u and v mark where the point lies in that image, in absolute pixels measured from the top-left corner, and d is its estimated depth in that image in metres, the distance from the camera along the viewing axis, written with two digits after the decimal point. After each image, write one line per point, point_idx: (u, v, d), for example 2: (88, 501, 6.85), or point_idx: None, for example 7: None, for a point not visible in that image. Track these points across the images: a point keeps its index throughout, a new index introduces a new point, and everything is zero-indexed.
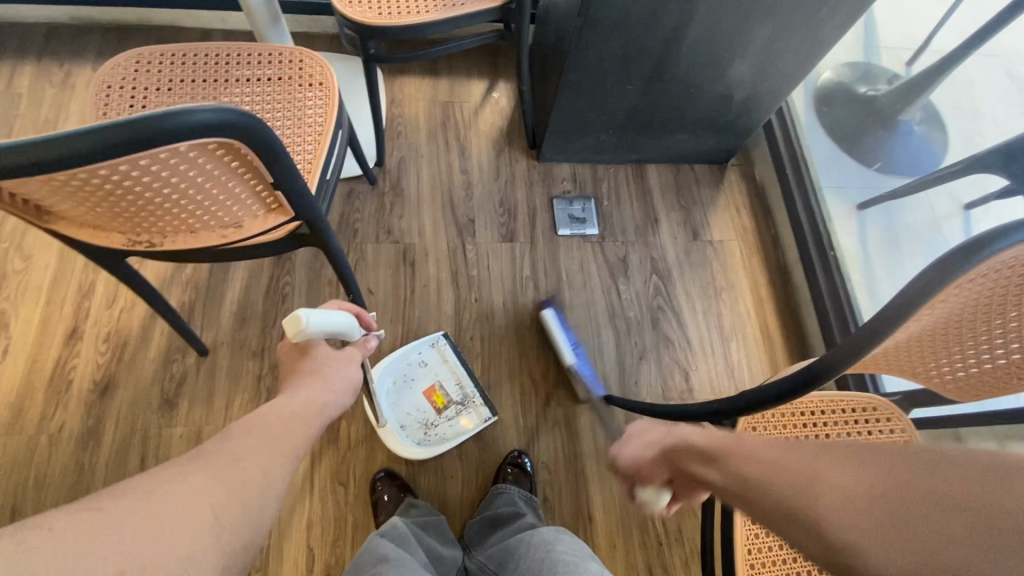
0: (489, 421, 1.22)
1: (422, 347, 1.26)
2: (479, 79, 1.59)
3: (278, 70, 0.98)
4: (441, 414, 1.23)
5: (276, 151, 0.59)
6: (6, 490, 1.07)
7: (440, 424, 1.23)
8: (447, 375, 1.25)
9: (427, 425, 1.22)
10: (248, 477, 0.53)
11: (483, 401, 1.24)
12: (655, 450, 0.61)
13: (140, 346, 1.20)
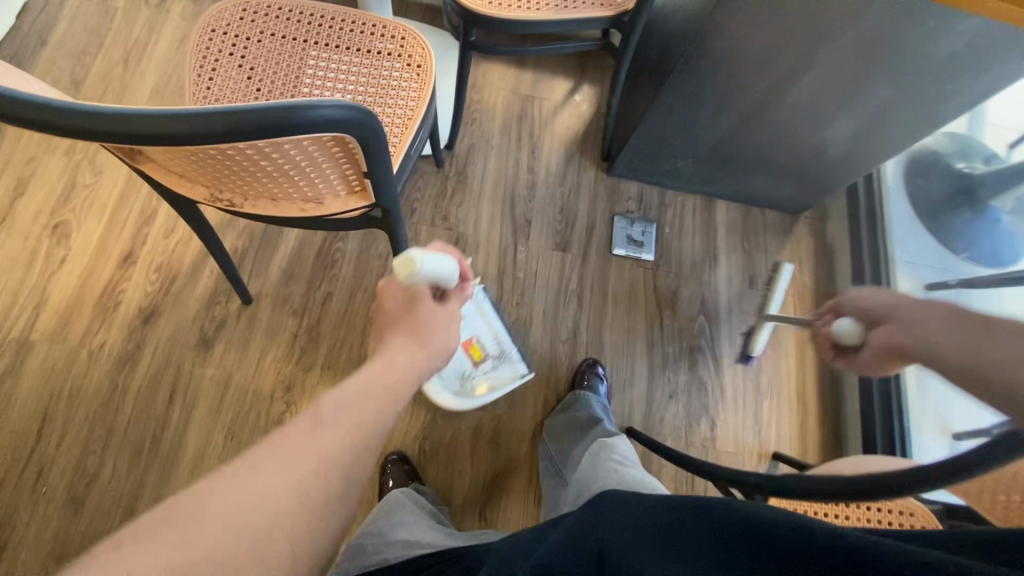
0: (526, 376, 1.20)
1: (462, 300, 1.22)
2: (563, 79, 1.55)
3: (380, 45, 0.96)
4: (478, 366, 1.19)
5: (380, 146, 0.59)
6: (41, 395, 1.11)
7: (477, 375, 1.18)
8: (484, 328, 1.21)
9: (465, 377, 1.18)
10: (310, 469, 0.48)
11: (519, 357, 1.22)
12: (875, 300, 0.71)
13: (188, 283, 1.22)
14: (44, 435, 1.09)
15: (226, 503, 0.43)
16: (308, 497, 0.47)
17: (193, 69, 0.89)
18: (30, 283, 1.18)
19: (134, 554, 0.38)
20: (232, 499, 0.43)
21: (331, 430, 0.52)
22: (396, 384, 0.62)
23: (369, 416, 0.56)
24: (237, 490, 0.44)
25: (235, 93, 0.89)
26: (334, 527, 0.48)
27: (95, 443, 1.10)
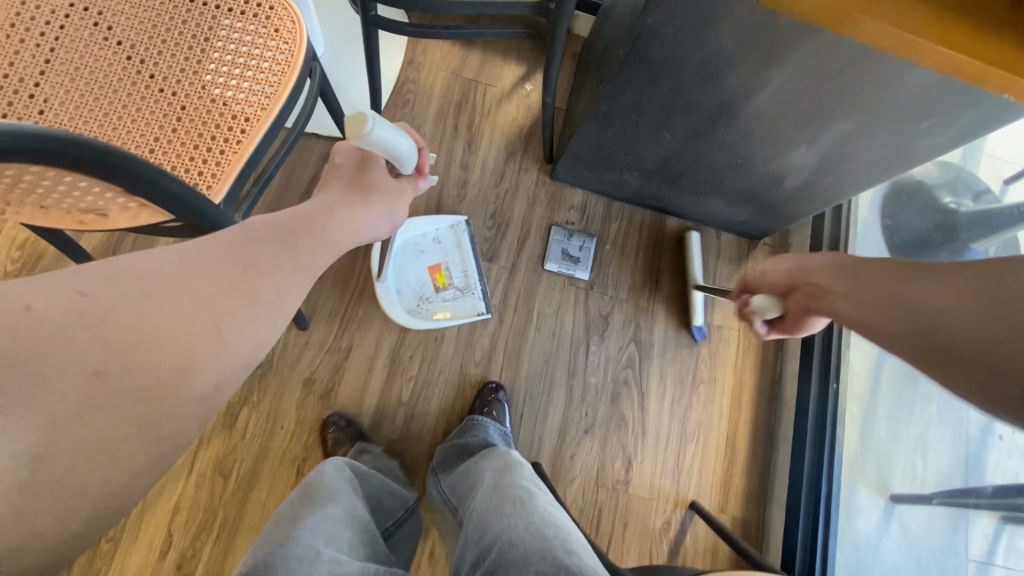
0: (481, 316, 1.20)
1: (442, 226, 1.22)
2: (514, 64, 1.38)
3: (262, 23, 0.80)
4: (439, 292, 1.21)
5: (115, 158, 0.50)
6: None
7: (435, 301, 1.20)
8: (456, 260, 1.23)
9: (422, 299, 1.20)
10: (228, 266, 0.47)
11: (481, 296, 1.22)
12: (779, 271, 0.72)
13: (54, 265, 1.09)
14: None
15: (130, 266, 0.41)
16: (228, 301, 0.45)
17: (26, 13, 0.75)
18: None
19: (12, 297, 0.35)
20: (151, 272, 0.42)
21: (261, 250, 0.51)
22: (337, 224, 0.63)
23: (304, 251, 0.55)
24: (160, 270, 0.43)
25: (73, 50, 0.75)
26: (257, 340, 0.46)
27: None
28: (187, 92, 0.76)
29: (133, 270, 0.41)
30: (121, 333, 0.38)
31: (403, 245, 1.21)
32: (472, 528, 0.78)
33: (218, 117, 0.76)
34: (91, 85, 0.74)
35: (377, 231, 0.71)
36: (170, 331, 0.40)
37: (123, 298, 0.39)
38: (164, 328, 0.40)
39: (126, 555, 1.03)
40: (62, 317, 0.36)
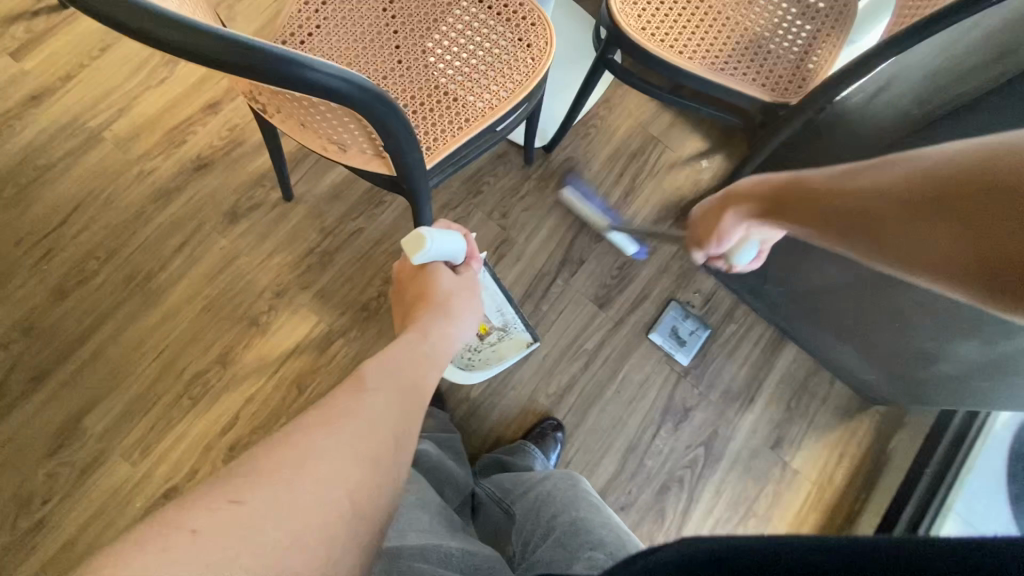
0: (532, 346, 1.21)
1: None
2: (700, 138, 1.39)
3: (518, 36, 0.90)
4: (483, 338, 1.20)
5: (394, 124, 0.59)
6: (89, 186, 1.22)
7: (482, 348, 1.20)
8: (486, 301, 1.20)
9: (470, 350, 1.19)
10: (363, 426, 0.52)
11: (523, 328, 1.22)
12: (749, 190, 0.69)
13: (249, 154, 1.26)
14: (70, 219, 1.20)
15: (278, 461, 0.45)
16: (358, 452, 0.50)
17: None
18: (128, 88, 1.27)
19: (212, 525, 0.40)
20: (304, 456, 0.47)
21: (362, 388, 0.56)
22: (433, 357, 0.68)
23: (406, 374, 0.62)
24: (289, 451, 0.46)
25: (364, 6, 0.89)
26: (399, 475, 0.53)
27: (104, 250, 1.18)
28: (432, 71, 0.87)
29: (257, 468, 0.44)
30: (282, 524, 0.42)
31: None
32: (547, 508, 0.82)
33: (449, 100, 0.85)
34: (364, 36, 0.88)
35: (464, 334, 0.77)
36: (337, 500, 0.46)
37: (264, 499, 0.42)
38: (310, 507, 0.44)
39: (194, 417, 1.13)
40: (256, 517, 0.41)
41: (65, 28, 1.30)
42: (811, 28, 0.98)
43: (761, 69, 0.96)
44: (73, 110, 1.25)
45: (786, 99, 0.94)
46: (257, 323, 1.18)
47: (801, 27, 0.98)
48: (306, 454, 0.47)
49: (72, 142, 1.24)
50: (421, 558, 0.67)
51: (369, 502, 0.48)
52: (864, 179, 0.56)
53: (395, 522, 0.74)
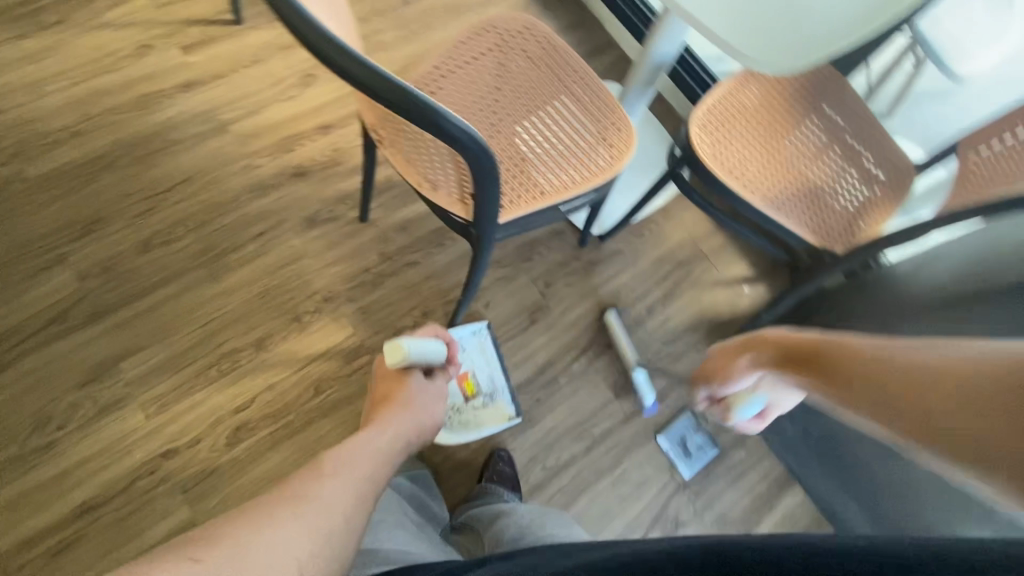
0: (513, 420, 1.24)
1: (466, 336, 1.28)
2: (746, 265, 1.46)
3: (603, 136, 1.02)
4: (469, 400, 1.24)
5: (488, 182, 0.69)
6: (201, 164, 1.38)
7: (466, 410, 1.23)
8: (482, 365, 1.27)
9: (452, 409, 1.22)
10: (321, 505, 0.60)
11: (510, 400, 1.26)
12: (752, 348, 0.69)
13: (341, 175, 1.43)
14: (176, 188, 1.35)
15: (242, 527, 0.53)
16: (314, 527, 0.57)
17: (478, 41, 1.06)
18: (261, 97, 1.48)
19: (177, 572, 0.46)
20: (263, 522, 0.55)
21: (314, 484, 0.63)
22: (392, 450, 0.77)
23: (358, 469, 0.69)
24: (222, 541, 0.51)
25: (481, 79, 1.04)
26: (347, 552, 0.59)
27: (193, 220, 1.32)
28: (523, 145, 0.99)
29: (223, 534, 0.52)
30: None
31: None
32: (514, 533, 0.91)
33: (530, 172, 0.97)
34: (475, 102, 1.02)
35: (427, 419, 0.87)
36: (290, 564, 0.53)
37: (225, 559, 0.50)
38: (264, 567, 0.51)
39: (215, 389, 1.19)
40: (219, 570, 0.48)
41: (228, 39, 1.54)
42: (869, 193, 1.07)
43: (814, 216, 1.04)
44: (213, 102, 1.46)
45: (830, 246, 1.02)
46: (298, 320, 1.27)
47: (859, 189, 1.07)
48: (268, 525, 0.55)
49: (201, 127, 1.43)
50: (400, 557, 0.74)
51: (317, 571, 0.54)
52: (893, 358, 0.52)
53: (378, 523, 0.80)
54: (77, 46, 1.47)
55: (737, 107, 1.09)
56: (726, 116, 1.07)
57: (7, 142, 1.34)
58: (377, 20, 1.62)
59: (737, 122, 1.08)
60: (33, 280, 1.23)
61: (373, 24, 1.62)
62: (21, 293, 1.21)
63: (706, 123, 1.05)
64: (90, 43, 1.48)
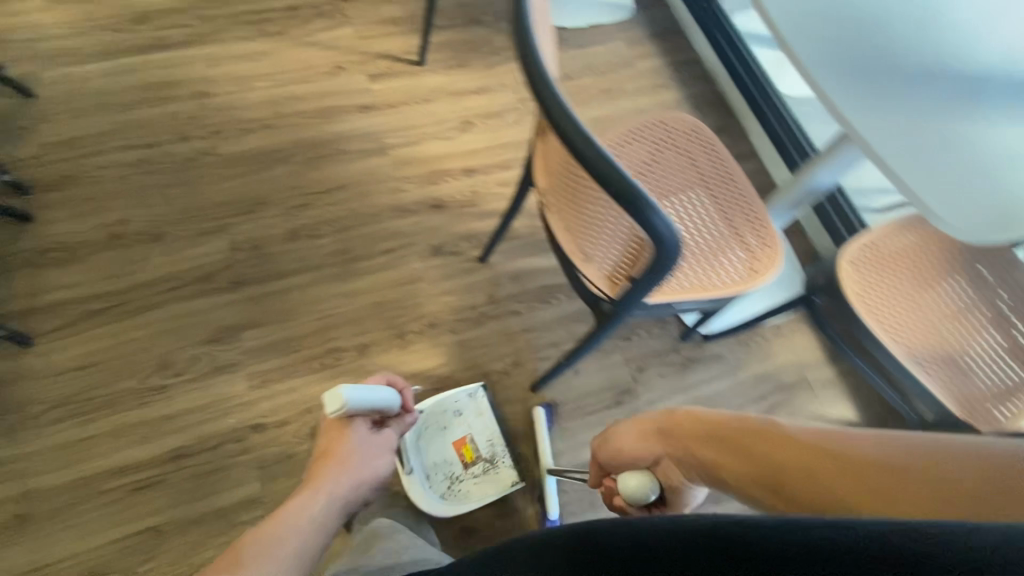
0: (516, 485, 1.24)
1: (463, 400, 1.29)
2: (852, 408, 1.38)
3: (746, 250, 1.04)
4: (468, 469, 1.26)
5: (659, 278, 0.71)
6: (357, 179, 1.55)
7: (465, 479, 1.25)
8: (480, 430, 1.28)
9: (453, 479, 1.24)
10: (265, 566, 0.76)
11: (510, 465, 1.26)
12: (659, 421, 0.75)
13: (473, 217, 1.54)
14: (332, 193, 1.52)
15: None
16: None
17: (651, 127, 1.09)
18: (423, 133, 1.66)
19: None
20: None
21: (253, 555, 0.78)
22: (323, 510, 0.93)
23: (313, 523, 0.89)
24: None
25: (643, 165, 1.08)
26: None
27: (338, 225, 1.47)
28: None
29: None
30: None
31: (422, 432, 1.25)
32: None
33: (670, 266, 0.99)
34: None
35: (379, 469, 1.04)
36: None
37: None
38: None
39: (313, 379, 1.28)
40: None
41: (409, 77, 1.74)
42: (1019, 375, 0.99)
43: (956, 385, 0.98)
44: (382, 127, 1.64)
45: (971, 423, 0.95)
46: (402, 337, 1.36)
47: (1015, 369, 0.99)
48: None
49: (366, 147, 1.61)
50: None
51: None
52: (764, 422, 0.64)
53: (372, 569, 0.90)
54: (286, 56, 1.72)
55: (886, 253, 1.07)
56: (876, 259, 1.06)
57: (212, 121, 1.57)
58: (539, 90, 1.78)
59: (888, 268, 1.06)
60: (193, 239, 1.39)
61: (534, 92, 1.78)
62: (182, 247, 1.38)
63: (855, 262, 1.05)
64: (298, 55, 1.72)
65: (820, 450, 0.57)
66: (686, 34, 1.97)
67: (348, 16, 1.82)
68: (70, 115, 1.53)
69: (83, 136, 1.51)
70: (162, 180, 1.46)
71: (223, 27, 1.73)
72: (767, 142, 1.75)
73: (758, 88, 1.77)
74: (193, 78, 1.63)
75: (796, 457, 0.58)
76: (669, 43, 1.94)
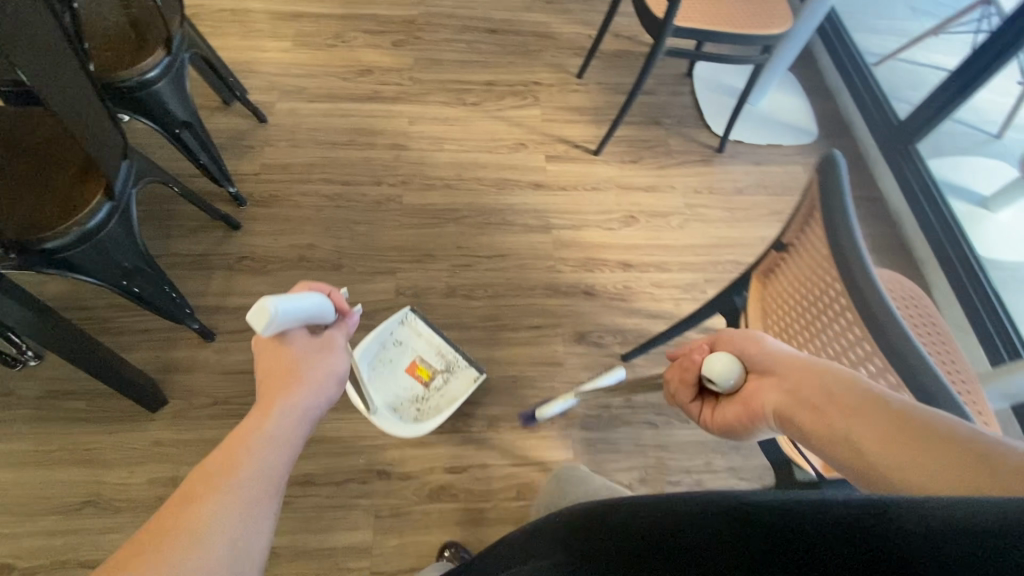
0: (478, 377, 1.33)
1: (398, 327, 1.37)
2: None
3: None
4: (428, 386, 1.35)
5: None
6: (518, 250, 1.62)
7: (429, 395, 1.34)
8: (424, 349, 1.37)
9: (417, 399, 1.33)
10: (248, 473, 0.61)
11: (465, 365, 1.35)
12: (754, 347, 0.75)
13: (623, 311, 1.53)
14: (493, 259, 1.59)
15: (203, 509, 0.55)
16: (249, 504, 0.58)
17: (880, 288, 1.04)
18: (587, 219, 1.70)
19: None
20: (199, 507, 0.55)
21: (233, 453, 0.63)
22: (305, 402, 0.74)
23: (278, 441, 0.67)
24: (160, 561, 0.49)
25: None
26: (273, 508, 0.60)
27: (494, 291, 1.53)
28: None
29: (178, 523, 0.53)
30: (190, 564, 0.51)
31: (371, 367, 1.33)
32: None
33: None
34: None
35: (339, 369, 0.81)
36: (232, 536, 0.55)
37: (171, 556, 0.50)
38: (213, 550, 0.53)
39: (442, 439, 1.29)
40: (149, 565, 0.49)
41: (583, 164, 1.82)
42: None
43: None
44: (550, 206, 1.72)
45: None
46: (534, 418, 1.34)
47: None
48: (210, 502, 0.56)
49: (532, 221, 1.68)
50: None
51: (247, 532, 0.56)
52: (836, 383, 0.63)
53: None
54: (477, 124, 1.87)
55: None
56: None
57: (403, 171, 1.73)
58: (707, 199, 1.78)
59: None
60: (365, 276, 1.52)
61: (702, 199, 1.78)
62: (355, 282, 1.51)
63: None
64: (487, 126, 1.87)
65: (901, 429, 0.54)
66: (871, 170, 1.91)
67: (539, 99, 1.96)
68: (289, 144, 1.75)
69: (295, 164, 1.71)
70: (351, 217, 1.61)
71: (428, 90, 1.93)
72: (957, 306, 1.64)
73: (953, 245, 1.67)
74: (395, 131, 1.82)
75: (870, 437, 0.56)
76: (848, 179, 1.89)
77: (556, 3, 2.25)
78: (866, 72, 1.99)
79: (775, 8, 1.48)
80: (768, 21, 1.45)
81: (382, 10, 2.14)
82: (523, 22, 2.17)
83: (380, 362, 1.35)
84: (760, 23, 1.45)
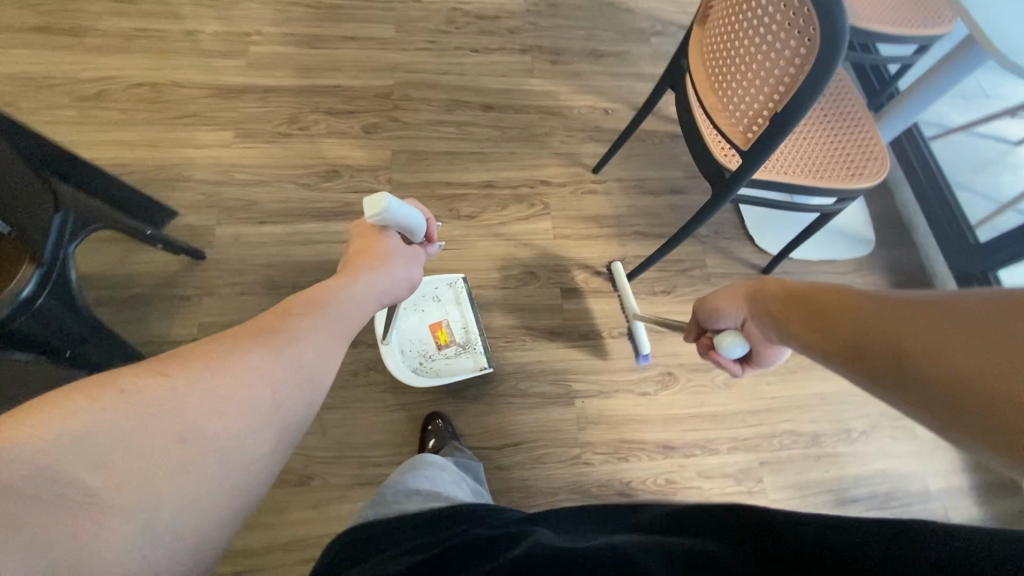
0: (481, 369, 1.32)
1: (443, 286, 1.40)
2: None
3: None
4: (440, 350, 1.35)
5: None
6: (535, 434, 1.30)
7: (435, 359, 1.34)
8: (455, 317, 1.39)
9: (425, 356, 1.34)
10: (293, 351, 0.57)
11: (481, 354, 1.35)
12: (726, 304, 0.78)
13: None
14: (504, 451, 1.28)
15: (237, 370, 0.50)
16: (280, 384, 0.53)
17: None
18: (616, 380, 1.39)
19: (162, 414, 0.44)
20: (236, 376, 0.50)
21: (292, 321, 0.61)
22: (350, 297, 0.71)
23: (321, 315, 0.64)
24: (174, 379, 0.46)
25: None
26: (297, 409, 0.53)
27: (508, 501, 1.23)
28: None
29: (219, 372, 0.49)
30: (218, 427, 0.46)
31: (406, 307, 1.37)
32: None
33: None
34: None
35: (406, 275, 0.83)
36: (258, 416, 0.49)
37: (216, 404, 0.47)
38: (238, 420, 0.48)
39: None
40: (171, 409, 0.45)
41: (607, 298, 1.49)
42: None
43: None
44: (571, 365, 1.39)
45: None
46: None
47: None
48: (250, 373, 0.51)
49: (549, 388, 1.36)
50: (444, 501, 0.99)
51: (269, 413, 0.50)
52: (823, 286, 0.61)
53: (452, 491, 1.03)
54: (475, 246, 1.51)
55: None
56: None
57: None
58: None
59: None
60: (343, 493, 1.19)
61: None
62: (331, 502, 1.19)
63: None
64: (488, 249, 1.51)
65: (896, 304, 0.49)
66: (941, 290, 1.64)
67: (549, 206, 1.59)
68: (237, 289, 1.37)
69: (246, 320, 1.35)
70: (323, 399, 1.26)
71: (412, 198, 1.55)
72: None
73: None
74: None
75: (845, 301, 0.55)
76: None
77: (562, 63, 1.84)
78: (933, 166, 1.71)
79: (860, 149, 1.16)
80: (856, 171, 1.13)
81: (347, 78, 1.71)
82: (524, 93, 1.77)
83: (411, 306, 1.38)
84: (846, 173, 1.13)
